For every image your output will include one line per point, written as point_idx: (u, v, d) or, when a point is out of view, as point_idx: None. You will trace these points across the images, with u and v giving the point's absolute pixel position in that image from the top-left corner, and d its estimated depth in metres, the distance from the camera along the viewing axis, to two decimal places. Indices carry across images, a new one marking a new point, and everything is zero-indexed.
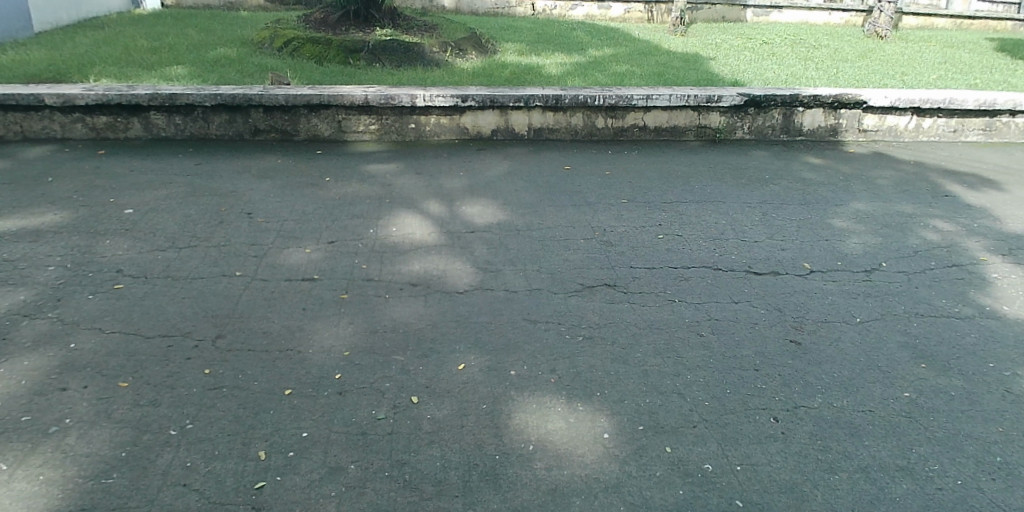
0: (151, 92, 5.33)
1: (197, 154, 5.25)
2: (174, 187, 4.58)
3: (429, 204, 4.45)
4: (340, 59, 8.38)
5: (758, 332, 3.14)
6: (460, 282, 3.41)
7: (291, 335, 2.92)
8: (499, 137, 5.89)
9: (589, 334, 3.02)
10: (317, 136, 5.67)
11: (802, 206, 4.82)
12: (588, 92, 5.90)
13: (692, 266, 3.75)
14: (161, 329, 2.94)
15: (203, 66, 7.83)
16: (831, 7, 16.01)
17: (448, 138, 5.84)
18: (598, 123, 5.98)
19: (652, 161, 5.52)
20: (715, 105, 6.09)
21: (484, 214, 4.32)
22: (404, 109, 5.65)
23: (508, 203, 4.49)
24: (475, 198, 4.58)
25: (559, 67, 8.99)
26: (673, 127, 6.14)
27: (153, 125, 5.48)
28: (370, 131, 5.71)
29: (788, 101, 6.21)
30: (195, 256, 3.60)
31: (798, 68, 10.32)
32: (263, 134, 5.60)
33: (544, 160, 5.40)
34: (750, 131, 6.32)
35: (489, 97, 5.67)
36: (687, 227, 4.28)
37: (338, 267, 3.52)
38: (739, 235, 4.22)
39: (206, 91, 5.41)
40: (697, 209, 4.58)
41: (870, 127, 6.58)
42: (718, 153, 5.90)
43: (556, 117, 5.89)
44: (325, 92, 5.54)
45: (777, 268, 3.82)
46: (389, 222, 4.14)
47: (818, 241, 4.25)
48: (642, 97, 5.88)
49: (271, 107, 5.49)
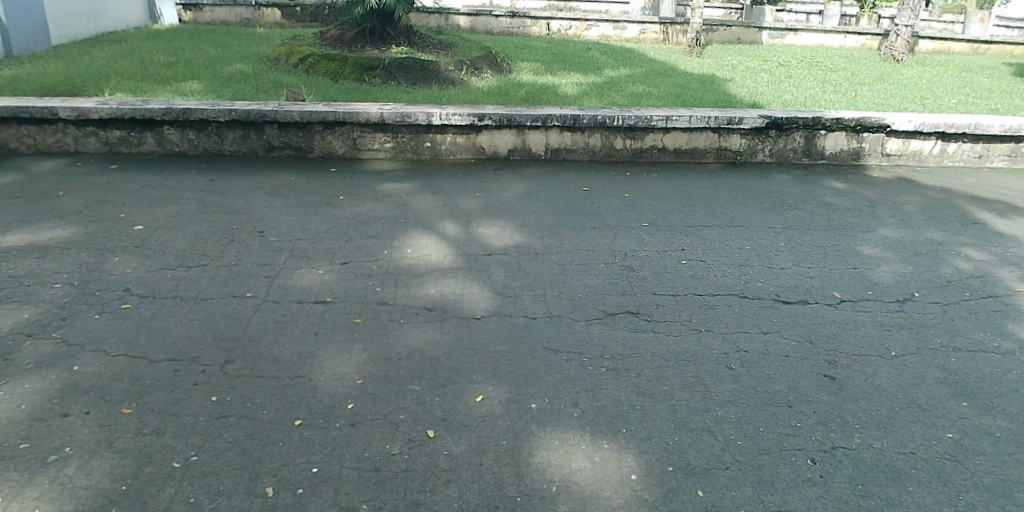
0: (166, 107, 5.28)
1: (210, 170, 5.18)
2: (186, 204, 4.50)
3: (444, 225, 4.34)
4: (356, 77, 8.34)
5: (790, 366, 3.00)
6: (477, 308, 3.29)
7: (302, 361, 2.80)
8: (516, 157, 5.80)
9: (612, 365, 2.88)
10: (332, 153, 5.59)
11: (827, 232, 4.68)
12: (607, 112, 5.81)
13: (718, 294, 3.61)
14: (167, 352, 2.82)
15: (219, 82, 7.81)
16: (848, 30, 15.91)
17: (464, 157, 5.75)
18: (617, 144, 5.88)
19: (672, 184, 5.40)
20: (735, 128, 5.98)
21: (501, 236, 4.20)
22: (420, 127, 5.57)
23: (525, 225, 4.38)
24: (492, 219, 4.46)
25: (575, 87, 8.94)
26: (692, 149, 6.02)
27: (166, 140, 5.41)
28: (385, 149, 5.62)
29: (810, 123, 6.09)
30: (206, 275, 3.50)
31: (816, 91, 10.23)
32: (277, 150, 5.53)
33: (561, 181, 5.29)
34: (771, 154, 6.19)
35: (507, 116, 5.59)
36: (710, 252, 4.15)
37: (352, 290, 3.41)
38: (765, 261, 4.09)
39: (221, 106, 5.36)
40: (720, 233, 4.45)
41: (893, 152, 6.44)
42: (738, 176, 5.78)
43: (574, 137, 5.79)
44: (340, 108, 5.48)
45: (805, 296, 3.68)
46: (404, 243, 4.03)
47: (847, 269, 4.11)
48: (661, 118, 5.79)
49: (286, 124, 5.43)
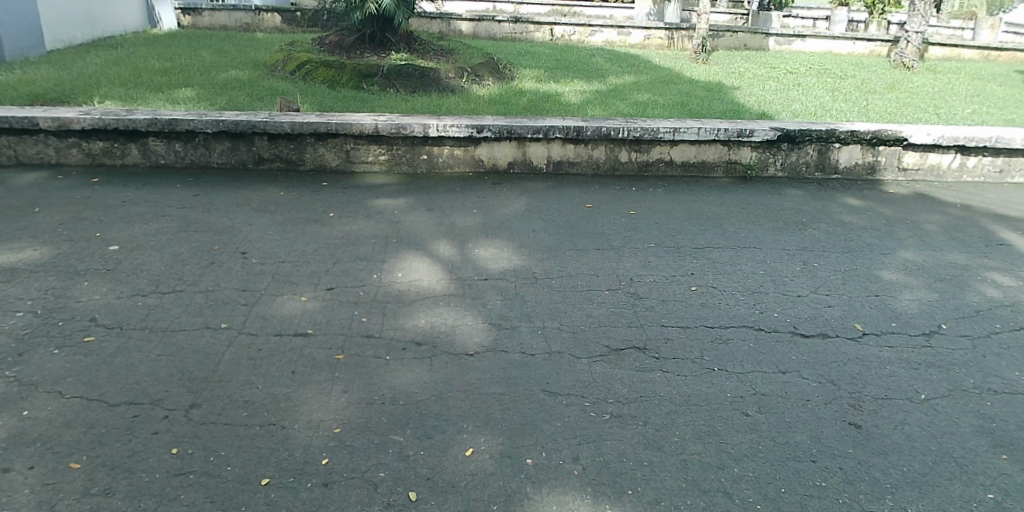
0: (151, 117, 5.04)
1: (196, 184, 4.95)
2: (166, 221, 4.27)
3: (438, 245, 4.09)
4: (353, 84, 8.11)
5: (811, 413, 2.74)
6: (471, 342, 3.03)
7: (276, 406, 2.55)
8: (516, 170, 5.54)
9: (616, 411, 2.63)
10: (324, 166, 5.34)
11: (845, 254, 4.41)
12: (612, 123, 5.55)
13: (731, 326, 3.35)
14: (129, 395, 2.58)
15: (212, 89, 7.59)
16: (856, 36, 15.62)
17: (463, 170, 5.50)
18: (622, 157, 5.62)
19: (680, 200, 5.14)
20: (746, 140, 5.71)
21: (499, 258, 3.94)
22: (416, 140, 5.32)
23: (525, 246, 4.12)
24: (490, 239, 4.21)
25: (578, 96, 8.69)
26: (701, 163, 5.76)
27: (151, 152, 5.18)
28: (380, 161, 5.37)
29: (824, 136, 5.83)
30: (179, 303, 3.26)
31: (827, 99, 9.96)
32: (266, 163, 5.29)
33: (564, 197, 5.04)
34: (783, 168, 5.92)
35: (507, 128, 5.34)
36: (722, 277, 3.89)
37: (336, 321, 3.16)
38: (780, 288, 3.83)
39: (209, 117, 5.12)
40: (731, 256, 4.19)
41: (910, 166, 6.17)
42: (749, 191, 5.52)
43: (577, 150, 5.53)
44: (333, 119, 5.24)
45: (825, 330, 3.42)
46: (395, 266, 3.78)
47: (867, 297, 3.84)
48: (669, 130, 5.53)
49: (276, 135, 5.19)
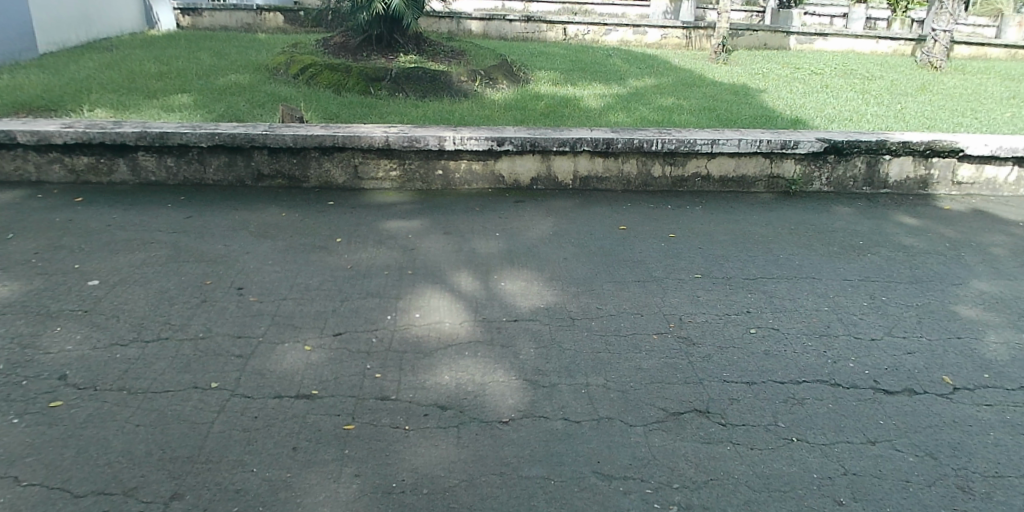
0: (141, 130, 4.61)
1: (189, 204, 4.51)
2: (155, 249, 3.83)
3: (459, 276, 3.63)
4: (360, 89, 7.66)
5: (917, 499, 2.27)
6: (503, 405, 2.57)
7: (272, 496, 2.10)
8: (539, 186, 5.08)
9: (685, 501, 2.16)
10: (330, 183, 4.89)
11: (913, 285, 3.93)
12: (644, 135, 5.09)
13: (802, 381, 2.89)
14: (97, 482, 2.13)
15: (211, 95, 7.15)
16: (880, 35, 15.08)
17: (482, 187, 5.03)
18: (654, 171, 5.15)
19: (721, 221, 4.67)
20: (790, 152, 5.24)
21: (527, 293, 3.48)
22: (431, 154, 4.87)
23: (556, 278, 3.66)
24: (515, 268, 3.75)
25: (598, 100, 8.21)
26: (740, 177, 5.28)
27: (141, 168, 4.74)
28: (391, 177, 4.92)
29: (874, 148, 5.35)
30: (163, 355, 2.81)
31: (858, 103, 9.46)
32: (267, 180, 4.84)
33: (594, 218, 4.57)
34: (829, 182, 5.44)
35: (529, 140, 4.88)
36: (781, 317, 3.43)
37: (345, 377, 2.70)
38: (849, 330, 3.37)
39: (204, 130, 4.69)
40: (788, 289, 3.73)
41: (965, 180, 5.67)
42: (795, 209, 5.04)
43: (606, 164, 5.07)
44: (340, 132, 4.80)
45: (911, 384, 2.95)
46: (411, 303, 3.32)
47: (949, 339, 3.37)
48: (706, 142, 5.06)
49: (277, 149, 4.75)
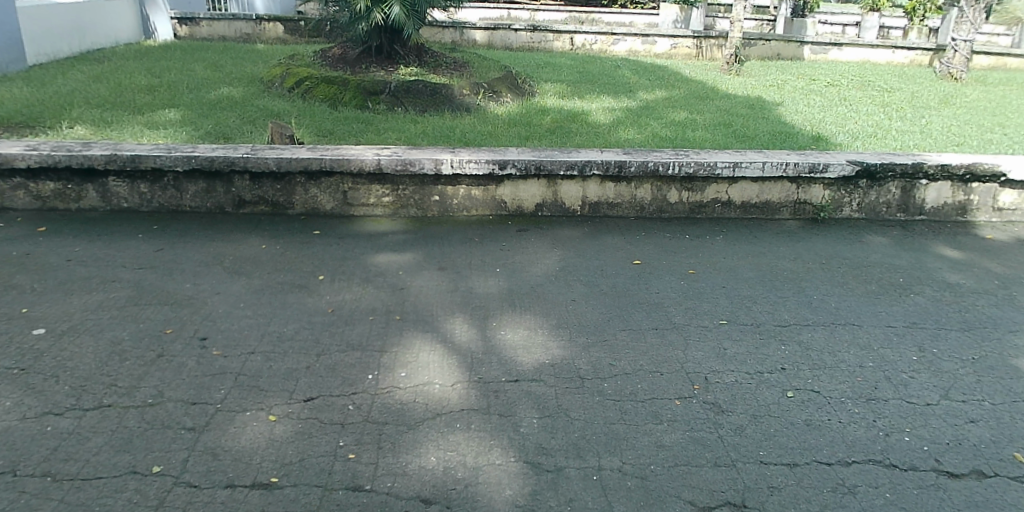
0: (110, 153, 4.23)
1: (161, 234, 4.12)
2: (114, 288, 3.43)
3: (453, 322, 3.21)
4: (357, 103, 7.27)
5: None
6: (498, 498, 2.15)
7: None
8: (545, 213, 4.66)
9: None
10: (316, 209, 4.49)
11: (965, 333, 3.49)
12: (659, 157, 4.68)
13: (853, 463, 2.45)
14: None
15: (200, 109, 6.79)
16: (896, 44, 14.64)
17: (482, 213, 4.61)
18: (671, 197, 4.72)
19: (745, 253, 4.24)
20: (818, 176, 4.81)
21: (530, 344, 3.06)
22: (426, 178, 4.46)
23: (563, 324, 3.24)
24: (517, 313, 3.33)
25: (607, 114, 7.80)
26: (764, 203, 4.84)
27: (112, 194, 4.35)
28: (383, 204, 4.51)
29: (909, 171, 4.92)
30: (102, 428, 2.40)
31: (880, 117, 9.02)
32: (249, 206, 4.44)
33: (605, 250, 4.15)
34: (860, 208, 5.00)
35: (535, 163, 4.47)
36: (821, 375, 2.99)
37: (314, 458, 2.28)
38: (899, 393, 2.93)
39: (179, 153, 4.31)
40: (826, 339, 3.29)
41: (1007, 206, 5.18)
42: (825, 240, 4.60)
43: (618, 188, 4.65)
44: (328, 154, 4.40)
45: (979, 465, 2.50)
46: (397, 358, 2.90)
47: (1016, 403, 2.91)
48: (728, 165, 4.64)
49: (259, 174, 4.36)
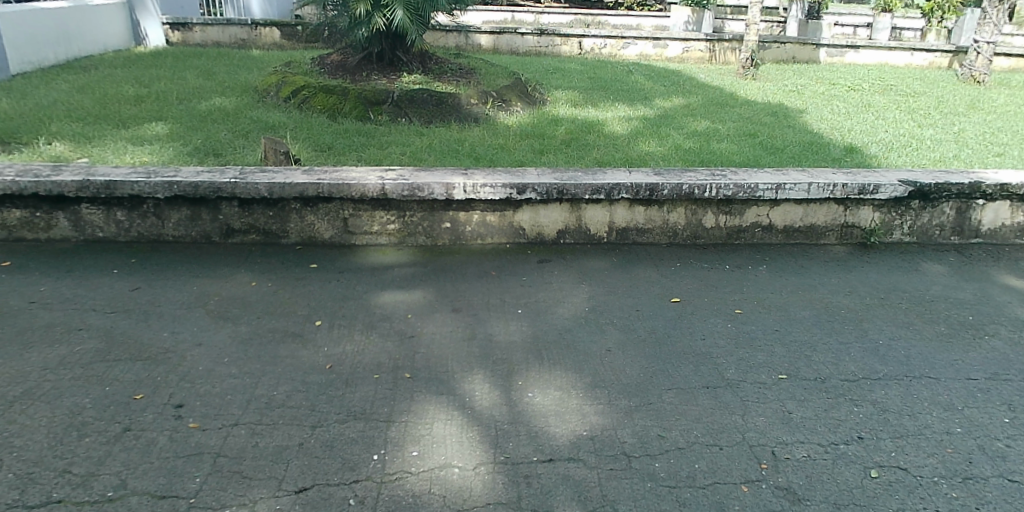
0: (82, 178, 3.82)
1: (140, 269, 3.68)
2: (81, 339, 2.99)
3: (470, 382, 2.77)
4: (358, 114, 6.84)
5: None
6: None
7: None
8: (567, 241, 4.22)
9: None
10: (314, 239, 4.05)
11: None
12: (693, 178, 4.25)
13: None
14: None
15: (190, 122, 6.37)
16: (915, 47, 14.16)
17: (498, 241, 4.17)
18: (705, 222, 4.28)
19: (794, 287, 3.78)
20: (868, 198, 4.36)
21: (563, 409, 2.61)
22: (436, 204, 4.03)
23: (599, 383, 2.79)
24: (544, 367, 2.88)
25: (624, 124, 7.35)
26: (808, 227, 4.39)
27: (86, 223, 3.92)
28: (388, 232, 4.08)
29: (966, 192, 4.46)
30: None
31: (910, 124, 8.54)
32: (239, 236, 4.01)
33: (637, 285, 3.69)
34: (912, 232, 4.53)
35: (557, 186, 4.04)
36: (908, 446, 2.53)
37: None
38: (1003, 468, 2.46)
39: (160, 177, 3.90)
40: (904, 397, 2.83)
41: None
42: (879, 269, 4.13)
43: (648, 213, 4.21)
44: (327, 178, 3.98)
45: None
46: (406, 430, 2.45)
47: None
48: (770, 187, 4.20)
49: (250, 200, 3.93)
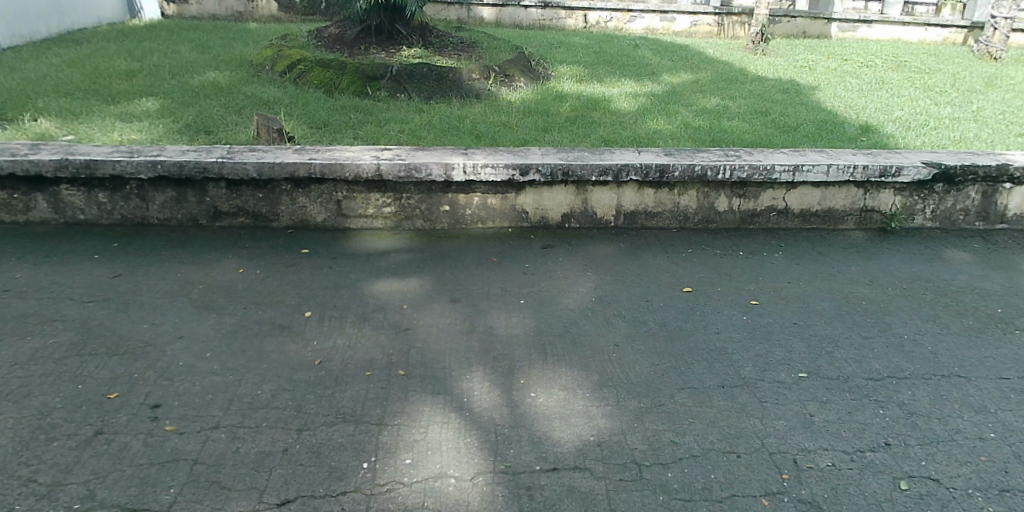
0: (60, 158, 3.61)
1: (122, 254, 3.49)
2: (55, 332, 2.81)
3: (469, 380, 2.58)
4: (356, 89, 6.59)
5: None
6: None
7: None
8: (573, 225, 4.01)
9: None
10: (306, 222, 3.85)
11: None
12: (706, 159, 4.02)
13: None
14: None
15: (181, 97, 6.13)
16: (929, 21, 13.76)
17: (500, 225, 3.96)
18: (718, 205, 4.06)
19: (812, 276, 3.57)
20: (890, 181, 4.13)
21: (568, 412, 2.43)
22: (434, 185, 3.82)
23: (607, 382, 2.60)
24: (548, 365, 2.69)
25: (631, 100, 7.08)
26: (827, 211, 4.17)
27: (65, 205, 3.72)
28: (384, 215, 3.87)
29: (994, 175, 4.22)
30: None
31: (927, 102, 8.25)
32: (227, 218, 3.81)
33: (646, 274, 3.49)
34: (936, 216, 4.30)
35: (562, 168, 3.82)
36: (940, 453, 2.34)
37: None
38: None
39: (143, 157, 3.69)
40: (934, 398, 2.64)
41: None
42: (901, 256, 3.92)
43: (657, 196, 3.99)
44: (319, 158, 3.76)
45: None
46: (398, 435, 2.27)
47: None
48: (787, 168, 3.97)
49: (238, 181, 3.72)
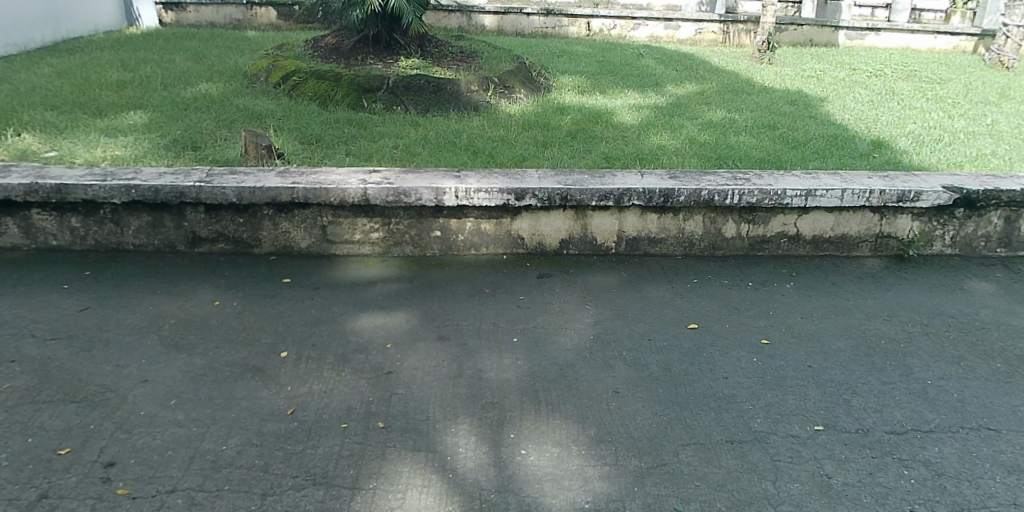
0: (31, 181, 3.42)
1: (93, 284, 3.29)
2: (10, 374, 2.61)
3: (454, 435, 2.36)
4: (351, 102, 6.40)
5: None
6: None
7: None
8: (571, 251, 3.80)
9: None
10: (289, 247, 3.65)
11: None
12: (712, 182, 3.81)
13: None
14: None
15: (171, 110, 5.95)
16: (939, 29, 13.52)
17: (494, 251, 3.75)
18: (725, 231, 3.84)
19: (827, 311, 3.35)
20: (907, 206, 3.91)
21: (562, 473, 2.21)
22: (425, 210, 3.61)
23: (605, 437, 2.38)
24: (541, 416, 2.48)
25: (634, 113, 6.87)
26: (840, 237, 3.94)
27: (37, 230, 3.53)
28: (371, 241, 3.66)
29: (1017, 199, 3.98)
30: None
31: (939, 114, 8.02)
32: (206, 244, 3.61)
33: (649, 307, 3.27)
34: (955, 243, 4.07)
35: (560, 192, 3.61)
36: None
37: None
38: None
39: (118, 180, 3.50)
40: (964, 456, 2.41)
41: None
42: (920, 287, 3.69)
43: (661, 221, 3.78)
44: (303, 181, 3.56)
45: None
46: (372, 502, 2.05)
47: None
48: (798, 193, 3.76)
49: (218, 206, 3.53)
